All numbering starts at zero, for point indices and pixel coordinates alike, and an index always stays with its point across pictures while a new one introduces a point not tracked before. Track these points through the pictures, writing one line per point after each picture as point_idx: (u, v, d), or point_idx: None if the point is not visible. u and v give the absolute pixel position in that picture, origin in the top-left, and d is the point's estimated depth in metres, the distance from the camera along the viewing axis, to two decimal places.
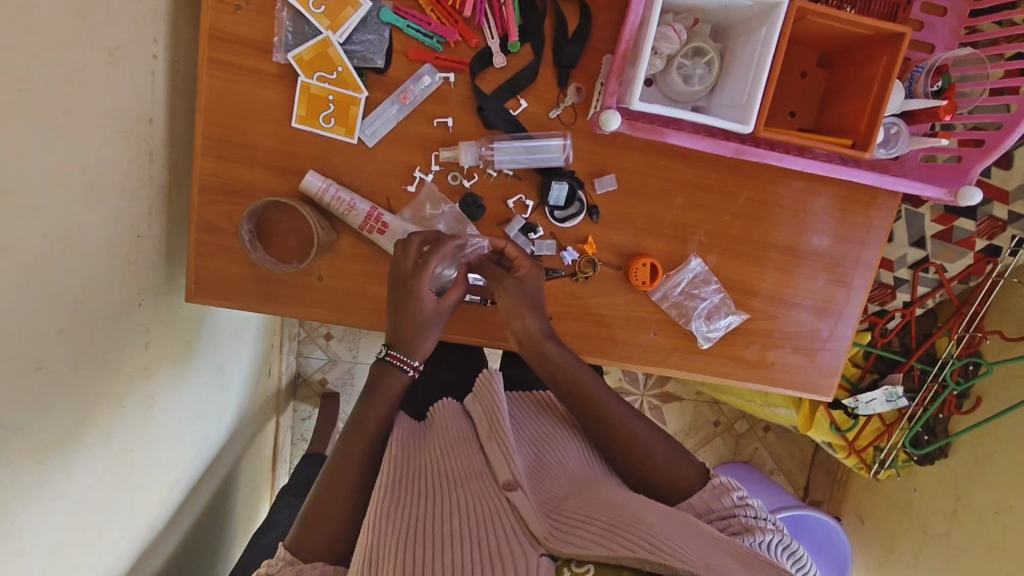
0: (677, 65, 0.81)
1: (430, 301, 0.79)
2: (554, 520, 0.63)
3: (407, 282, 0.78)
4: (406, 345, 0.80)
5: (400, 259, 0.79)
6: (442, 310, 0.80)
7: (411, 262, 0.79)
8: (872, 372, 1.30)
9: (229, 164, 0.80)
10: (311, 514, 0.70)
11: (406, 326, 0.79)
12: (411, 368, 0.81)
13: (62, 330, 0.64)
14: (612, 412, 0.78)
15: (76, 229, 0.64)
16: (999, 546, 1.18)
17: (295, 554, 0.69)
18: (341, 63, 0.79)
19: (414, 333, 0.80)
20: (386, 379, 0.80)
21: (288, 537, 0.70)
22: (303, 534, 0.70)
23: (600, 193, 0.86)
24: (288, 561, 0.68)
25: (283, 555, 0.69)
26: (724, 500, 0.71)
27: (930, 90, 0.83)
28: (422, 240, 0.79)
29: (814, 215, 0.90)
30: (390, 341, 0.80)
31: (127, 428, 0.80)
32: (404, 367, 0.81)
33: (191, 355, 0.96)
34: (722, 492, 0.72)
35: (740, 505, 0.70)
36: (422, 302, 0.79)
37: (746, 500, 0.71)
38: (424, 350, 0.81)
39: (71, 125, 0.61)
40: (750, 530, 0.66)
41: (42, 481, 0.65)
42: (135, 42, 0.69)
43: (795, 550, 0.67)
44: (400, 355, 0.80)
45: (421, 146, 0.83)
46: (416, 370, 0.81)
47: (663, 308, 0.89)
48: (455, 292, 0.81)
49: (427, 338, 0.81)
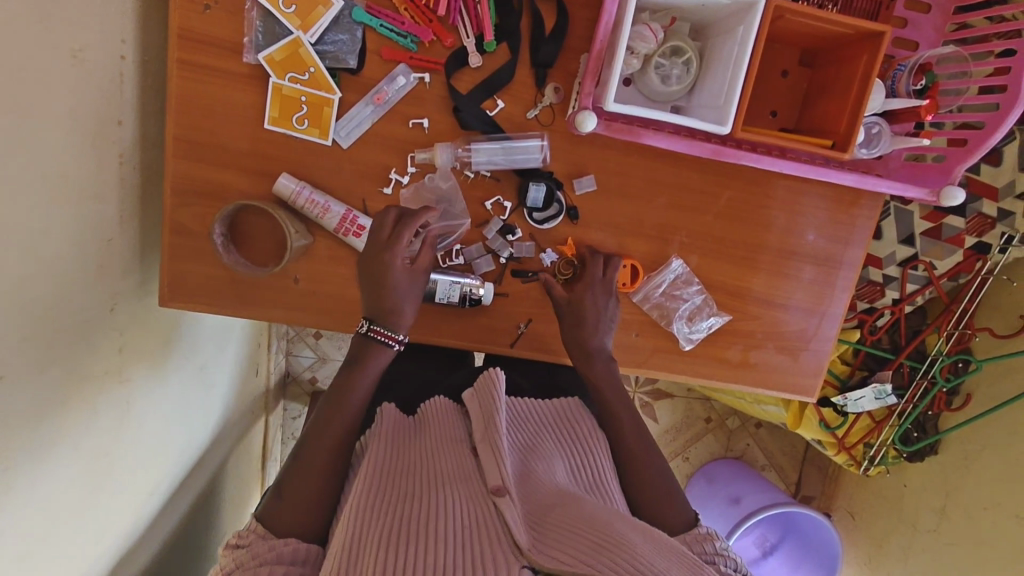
0: (655, 64, 0.80)
1: (402, 266, 0.76)
2: (538, 531, 0.62)
3: (378, 252, 0.75)
4: (391, 319, 0.76)
5: (374, 230, 0.77)
6: (416, 276, 0.77)
7: (384, 235, 0.76)
8: (862, 369, 1.29)
9: (202, 167, 0.79)
10: (283, 502, 0.70)
11: (386, 297, 0.75)
12: (395, 342, 0.76)
13: (26, 339, 0.63)
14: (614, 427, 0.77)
15: (39, 235, 0.62)
16: (987, 544, 1.17)
17: (267, 527, 0.69)
18: (313, 64, 0.77)
19: (396, 306, 0.75)
20: (370, 355, 0.76)
21: (261, 508, 0.71)
22: (277, 508, 0.70)
23: (579, 194, 0.85)
24: (259, 534, 0.68)
25: (254, 526, 0.69)
26: (706, 545, 0.70)
27: (913, 88, 0.82)
28: (398, 213, 0.77)
29: (796, 215, 0.89)
30: (372, 315, 0.76)
31: (99, 432, 0.79)
32: (388, 342, 0.76)
33: (170, 357, 0.95)
34: (706, 539, 0.72)
35: (722, 553, 0.69)
36: (392, 266, 0.75)
37: (730, 550, 0.70)
38: (407, 324, 0.77)
39: (32, 129, 0.59)
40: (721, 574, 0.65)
41: (9, 490, 0.64)
42: (101, 43, 0.68)
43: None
44: (383, 329, 0.75)
45: (396, 147, 0.82)
46: (401, 344, 0.76)
47: (645, 310, 0.89)
48: (428, 255, 0.78)
49: (408, 309, 0.76)
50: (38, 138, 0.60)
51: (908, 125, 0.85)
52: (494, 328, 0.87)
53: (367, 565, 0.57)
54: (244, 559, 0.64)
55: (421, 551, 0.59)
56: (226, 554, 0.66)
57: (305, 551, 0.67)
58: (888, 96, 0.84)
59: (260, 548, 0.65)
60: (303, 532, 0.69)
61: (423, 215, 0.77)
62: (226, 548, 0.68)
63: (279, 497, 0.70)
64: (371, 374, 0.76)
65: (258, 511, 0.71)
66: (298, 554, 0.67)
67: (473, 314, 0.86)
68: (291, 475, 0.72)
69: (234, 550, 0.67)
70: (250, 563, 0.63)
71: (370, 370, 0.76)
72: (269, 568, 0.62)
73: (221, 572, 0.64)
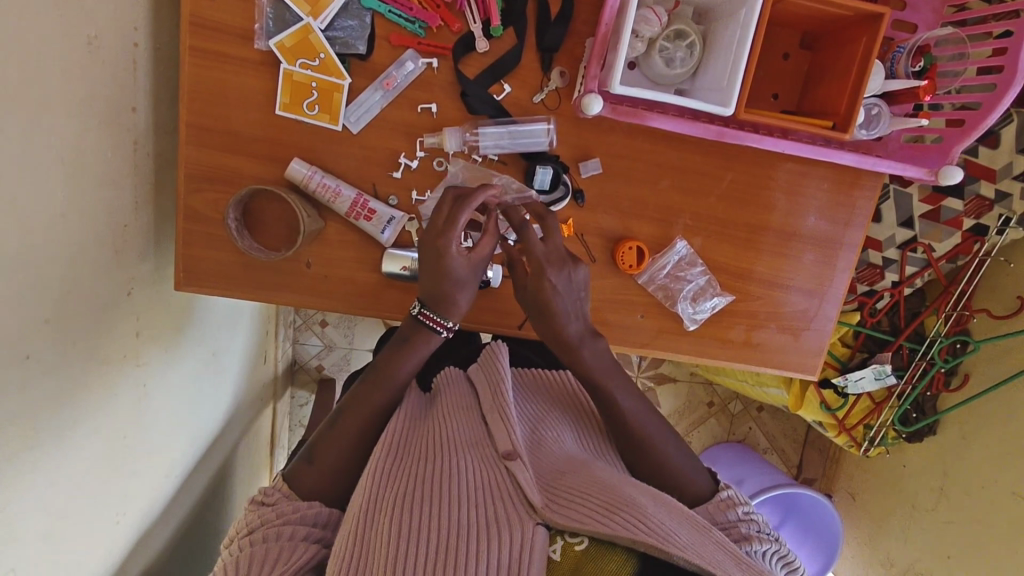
0: (659, 47, 0.81)
1: (459, 253, 0.75)
2: (549, 492, 0.64)
3: (435, 237, 0.75)
4: (441, 303, 0.77)
5: (432, 215, 0.76)
6: (473, 264, 0.76)
7: (439, 219, 0.75)
8: (862, 351, 1.31)
9: (215, 153, 0.80)
10: (309, 468, 0.72)
11: (441, 284, 0.75)
12: (444, 328, 0.78)
13: (47, 322, 0.64)
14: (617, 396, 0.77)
15: (60, 219, 0.64)
16: (986, 521, 1.19)
17: (292, 487, 0.72)
18: (323, 50, 0.79)
19: (451, 293, 0.76)
20: (422, 337, 0.78)
21: (288, 469, 0.73)
22: (302, 472, 0.72)
23: (585, 177, 0.87)
24: (284, 494, 0.71)
25: (280, 485, 0.71)
26: (729, 513, 0.71)
27: (912, 70, 0.83)
28: (454, 195, 0.76)
29: (801, 197, 0.91)
30: (425, 299, 0.77)
31: (119, 414, 0.81)
32: (437, 328, 0.78)
33: (183, 342, 0.97)
34: (726, 505, 0.72)
35: (745, 519, 0.71)
36: (447, 252, 0.74)
37: (751, 513, 0.72)
38: (458, 311, 0.78)
39: (51, 115, 0.61)
40: (749, 540, 0.67)
41: (35, 468, 0.66)
42: (115, 30, 0.69)
43: (789, 558, 0.70)
44: (434, 314, 0.77)
45: (405, 132, 0.83)
46: (450, 331, 0.78)
47: (650, 291, 0.90)
48: (486, 244, 0.76)
49: (464, 295, 0.77)
50: (55, 124, 0.61)
51: (907, 106, 0.86)
52: (501, 309, 0.89)
53: (385, 525, 0.60)
54: (268, 516, 0.67)
55: (438, 510, 0.61)
56: (251, 509, 0.69)
57: (327, 515, 0.70)
58: (888, 77, 0.86)
59: (285, 507, 0.68)
60: (325, 496, 0.72)
61: (475, 199, 0.75)
62: (252, 502, 0.71)
63: (310, 462, 0.73)
64: (421, 355, 0.78)
65: (287, 470, 0.74)
66: (320, 517, 0.69)
67: (483, 296, 0.88)
68: (315, 454, 0.73)
69: (258, 507, 0.69)
70: (275, 522, 0.66)
71: (420, 350, 0.78)
72: (293, 528, 0.65)
73: (246, 527, 0.67)
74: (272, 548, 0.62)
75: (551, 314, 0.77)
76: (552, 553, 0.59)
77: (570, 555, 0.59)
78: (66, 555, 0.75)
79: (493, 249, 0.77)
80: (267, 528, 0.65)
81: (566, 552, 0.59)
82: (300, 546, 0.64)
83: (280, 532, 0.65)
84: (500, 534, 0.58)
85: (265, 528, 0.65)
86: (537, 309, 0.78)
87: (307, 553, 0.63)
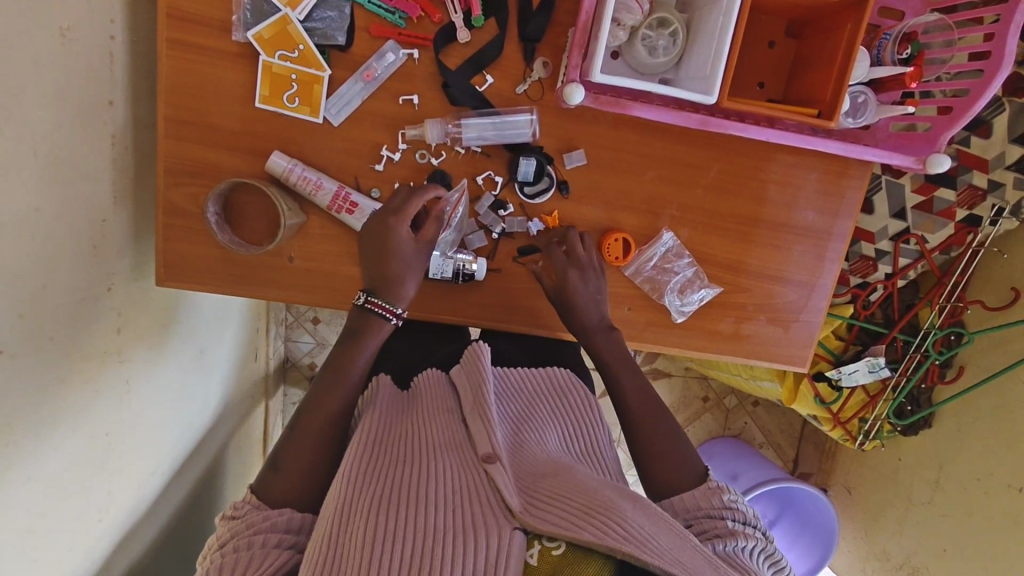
0: (642, 36, 0.80)
1: (407, 238, 0.78)
2: (528, 496, 0.63)
3: (385, 218, 0.78)
4: (387, 288, 0.77)
5: (390, 198, 0.80)
6: (420, 250, 0.78)
7: (392, 204, 0.79)
8: (856, 344, 1.30)
9: (194, 147, 0.80)
10: (280, 474, 0.71)
11: (389, 264, 0.77)
12: (394, 316, 0.78)
13: (23, 317, 0.64)
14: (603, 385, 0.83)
15: (34, 214, 0.63)
16: (980, 513, 1.18)
17: (262, 498, 0.70)
18: (302, 41, 0.78)
19: (397, 274, 0.77)
20: (373, 328, 0.77)
21: (256, 480, 0.71)
22: (272, 479, 0.71)
23: (570, 169, 0.86)
24: (254, 505, 0.69)
25: (249, 497, 0.70)
26: (714, 500, 0.71)
27: (898, 57, 0.83)
28: (409, 188, 0.81)
29: (789, 188, 0.90)
30: (371, 287, 0.77)
31: (100, 411, 0.80)
32: (386, 316, 0.77)
33: (168, 339, 0.96)
34: (712, 493, 0.72)
35: (729, 507, 0.70)
36: (395, 232, 0.77)
37: (736, 502, 0.71)
38: (405, 297, 0.78)
39: (22, 109, 0.60)
40: (733, 535, 0.66)
41: (12, 464, 0.66)
42: (90, 22, 0.68)
43: (776, 557, 0.69)
44: (381, 301, 0.77)
45: (386, 125, 0.82)
46: (399, 318, 0.78)
47: (637, 284, 0.90)
48: (432, 229, 0.79)
49: (410, 280, 0.78)
50: (28, 116, 0.61)
51: (895, 94, 0.86)
52: (486, 302, 0.88)
53: (361, 529, 0.59)
54: (238, 528, 0.66)
55: (414, 514, 0.60)
56: (221, 524, 0.68)
57: (300, 520, 0.69)
58: (874, 65, 0.85)
59: (255, 517, 0.67)
60: (297, 502, 0.70)
61: (428, 193, 0.80)
62: (223, 517, 0.69)
63: (277, 470, 0.71)
64: (372, 347, 0.78)
65: (255, 482, 0.72)
66: (293, 523, 0.68)
67: (468, 289, 0.88)
68: (283, 461, 0.72)
69: (228, 521, 0.68)
70: (246, 533, 0.65)
71: (372, 342, 0.78)
72: (264, 536, 0.64)
73: (216, 542, 0.65)
74: (243, 558, 0.61)
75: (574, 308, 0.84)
76: (530, 557, 0.58)
77: (548, 560, 0.58)
78: (46, 552, 0.74)
79: (437, 235, 0.81)
80: (237, 539, 0.64)
81: (543, 556, 0.58)
82: (272, 554, 0.63)
83: (252, 541, 0.63)
84: (476, 539, 0.58)
85: (236, 539, 0.64)
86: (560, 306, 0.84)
87: (280, 559, 0.62)
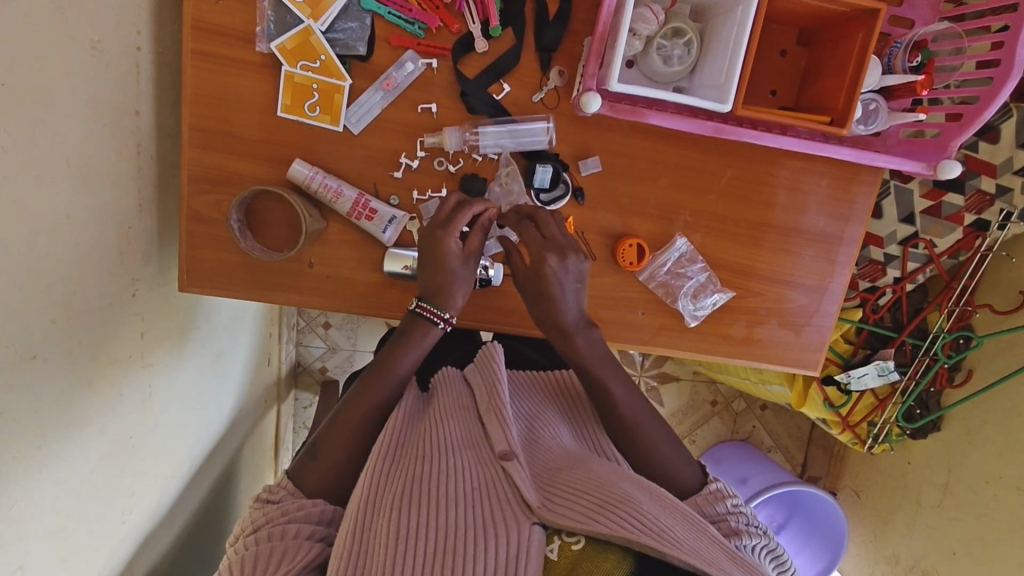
0: (657, 45, 0.82)
1: (455, 249, 0.79)
2: (546, 494, 0.65)
3: (434, 230, 0.79)
4: (438, 295, 0.79)
5: (439, 209, 0.81)
6: (466, 261, 0.80)
7: (441, 217, 0.80)
8: (865, 347, 1.30)
9: (218, 156, 0.81)
10: (312, 465, 0.73)
11: (437, 274, 0.79)
12: (441, 320, 0.80)
13: (53, 321, 0.65)
14: (610, 389, 0.79)
15: (65, 221, 0.65)
16: (990, 516, 1.19)
17: (297, 485, 0.72)
18: (323, 51, 0.79)
19: (441, 283, 0.79)
20: (420, 331, 0.79)
21: (290, 469, 0.73)
22: (305, 469, 0.73)
23: (585, 175, 0.87)
24: (290, 492, 0.71)
25: (285, 483, 0.72)
26: (717, 506, 0.72)
27: (909, 65, 0.85)
28: (458, 198, 0.81)
29: (803, 195, 0.91)
30: (424, 292, 0.80)
31: (124, 413, 0.82)
32: (434, 319, 0.79)
33: (187, 343, 0.97)
34: (715, 498, 0.73)
35: (733, 512, 0.72)
36: (444, 244, 0.78)
37: (739, 507, 0.73)
38: (455, 305, 0.81)
39: (56, 118, 0.61)
40: (738, 534, 0.68)
41: (43, 465, 0.67)
42: (117, 34, 0.69)
43: (778, 553, 0.71)
44: (430, 306, 0.79)
45: (405, 133, 0.84)
46: (446, 322, 0.80)
47: (650, 288, 0.91)
48: (477, 239, 0.81)
49: (460, 289, 0.80)
50: (60, 125, 0.62)
51: (905, 101, 0.87)
52: (501, 307, 0.90)
53: (384, 527, 0.60)
54: (273, 514, 0.68)
55: (436, 511, 0.62)
56: (257, 507, 0.70)
57: (332, 512, 0.71)
58: (885, 72, 0.86)
59: (289, 505, 0.69)
60: (329, 494, 0.72)
61: (475, 206, 0.80)
62: (257, 501, 0.72)
63: (313, 458, 0.73)
64: (417, 349, 0.79)
65: (290, 468, 0.74)
66: (325, 515, 0.70)
67: (484, 294, 0.89)
68: (319, 449, 0.73)
69: (264, 505, 0.70)
70: (280, 520, 0.67)
71: (418, 344, 0.79)
72: (298, 526, 0.66)
73: (250, 525, 0.68)
74: (277, 546, 0.63)
75: (549, 298, 0.79)
76: (549, 552, 0.59)
77: (567, 555, 0.58)
78: (73, 554, 0.76)
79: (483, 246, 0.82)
80: (272, 526, 0.66)
81: (563, 551, 0.59)
82: (305, 545, 0.64)
83: (285, 530, 0.65)
84: (497, 536, 0.59)
85: (270, 526, 0.66)
86: (536, 293, 0.80)
87: (311, 553, 0.63)
